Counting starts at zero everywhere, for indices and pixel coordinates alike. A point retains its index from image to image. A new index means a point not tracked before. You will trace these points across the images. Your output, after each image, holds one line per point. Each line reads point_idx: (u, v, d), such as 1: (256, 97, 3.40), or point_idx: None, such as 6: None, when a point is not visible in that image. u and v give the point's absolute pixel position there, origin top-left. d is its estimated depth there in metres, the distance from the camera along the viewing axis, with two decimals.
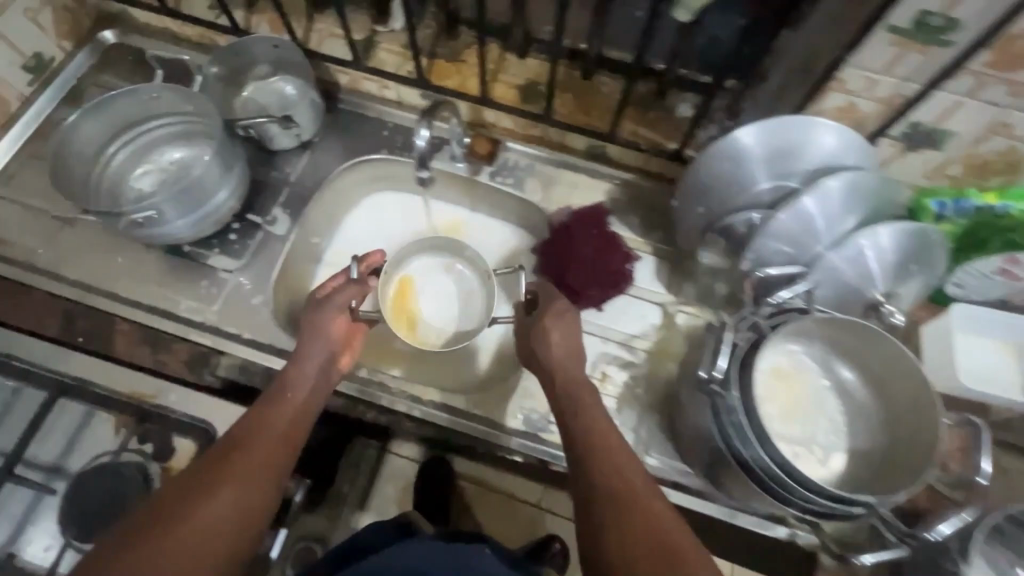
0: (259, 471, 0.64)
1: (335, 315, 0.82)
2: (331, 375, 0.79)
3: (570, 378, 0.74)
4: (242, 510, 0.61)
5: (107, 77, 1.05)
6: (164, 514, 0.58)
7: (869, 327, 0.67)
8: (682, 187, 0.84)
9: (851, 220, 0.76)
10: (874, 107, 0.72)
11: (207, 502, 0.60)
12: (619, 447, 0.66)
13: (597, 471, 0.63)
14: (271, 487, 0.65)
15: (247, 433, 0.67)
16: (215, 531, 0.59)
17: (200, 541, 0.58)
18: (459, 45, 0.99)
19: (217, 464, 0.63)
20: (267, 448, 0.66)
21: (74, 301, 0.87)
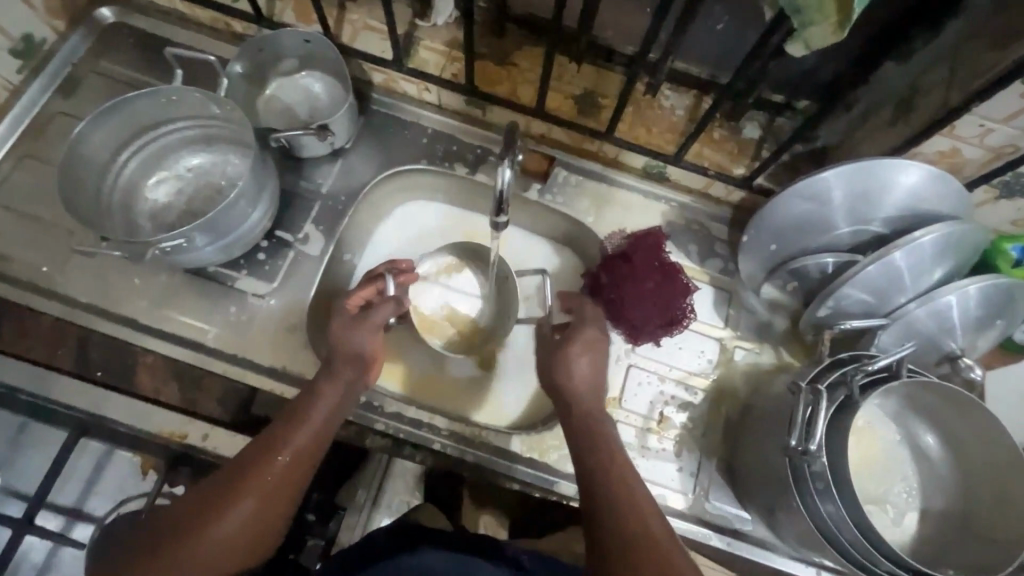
0: (270, 489, 0.62)
1: (372, 333, 0.74)
2: (359, 387, 0.73)
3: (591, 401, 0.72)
4: (252, 527, 0.60)
5: (106, 63, 0.92)
6: (181, 523, 0.59)
7: (963, 397, 0.66)
8: (756, 222, 0.78)
9: (937, 272, 0.73)
10: (981, 155, 0.69)
11: (218, 517, 0.59)
12: (635, 473, 0.65)
13: (606, 490, 0.63)
14: (284, 504, 0.63)
15: (264, 446, 0.64)
16: (224, 547, 0.59)
17: (209, 558, 0.58)
18: (510, 46, 0.90)
19: (232, 475, 0.62)
20: (282, 465, 0.63)
21: (86, 330, 0.79)
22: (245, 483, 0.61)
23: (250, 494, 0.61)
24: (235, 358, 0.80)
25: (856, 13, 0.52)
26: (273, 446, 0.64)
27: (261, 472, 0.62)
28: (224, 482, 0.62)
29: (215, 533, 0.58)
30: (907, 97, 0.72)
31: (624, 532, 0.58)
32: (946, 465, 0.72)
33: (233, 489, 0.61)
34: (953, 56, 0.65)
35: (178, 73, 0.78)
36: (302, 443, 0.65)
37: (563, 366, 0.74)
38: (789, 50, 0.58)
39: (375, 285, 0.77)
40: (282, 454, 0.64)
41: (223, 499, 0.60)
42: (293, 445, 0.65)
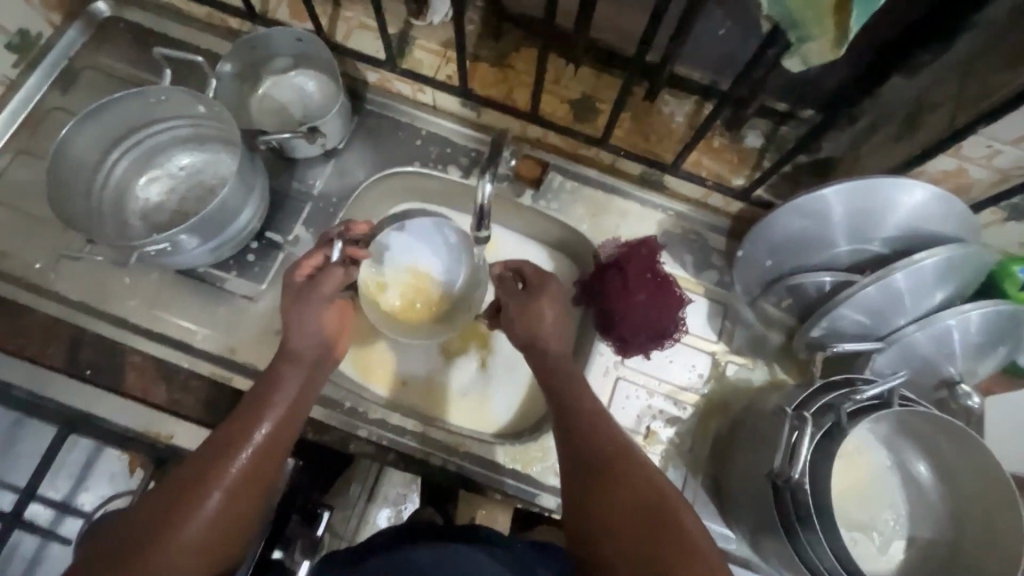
0: (242, 481, 0.61)
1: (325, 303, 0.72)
2: (322, 372, 0.73)
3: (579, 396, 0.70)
4: (229, 521, 0.60)
5: (102, 57, 0.91)
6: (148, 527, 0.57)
7: (960, 432, 0.64)
8: (752, 236, 0.76)
9: (938, 295, 0.70)
10: (988, 176, 0.67)
11: (188, 516, 0.58)
12: (641, 472, 0.62)
13: (614, 496, 0.61)
14: (262, 483, 0.63)
15: (229, 439, 0.63)
16: (199, 546, 0.57)
17: (191, 552, 0.57)
18: (506, 47, 0.87)
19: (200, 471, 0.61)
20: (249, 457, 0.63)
21: (77, 328, 0.80)
22: (213, 477, 0.60)
23: (221, 489, 0.60)
24: (221, 360, 0.81)
25: (853, 31, 0.48)
26: (237, 438, 0.63)
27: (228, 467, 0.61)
28: (192, 483, 0.60)
29: (188, 533, 0.57)
30: (914, 112, 0.69)
31: (638, 541, 0.57)
32: (936, 495, 0.71)
33: (200, 486, 0.59)
34: (964, 73, 0.62)
35: (167, 72, 0.77)
36: (267, 433, 0.65)
37: (528, 314, 0.75)
38: (786, 65, 0.54)
39: (321, 252, 0.73)
40: (247, 447, 0.63)
41: (190, 497, 0.59)
42: (259, 436, 0.64)
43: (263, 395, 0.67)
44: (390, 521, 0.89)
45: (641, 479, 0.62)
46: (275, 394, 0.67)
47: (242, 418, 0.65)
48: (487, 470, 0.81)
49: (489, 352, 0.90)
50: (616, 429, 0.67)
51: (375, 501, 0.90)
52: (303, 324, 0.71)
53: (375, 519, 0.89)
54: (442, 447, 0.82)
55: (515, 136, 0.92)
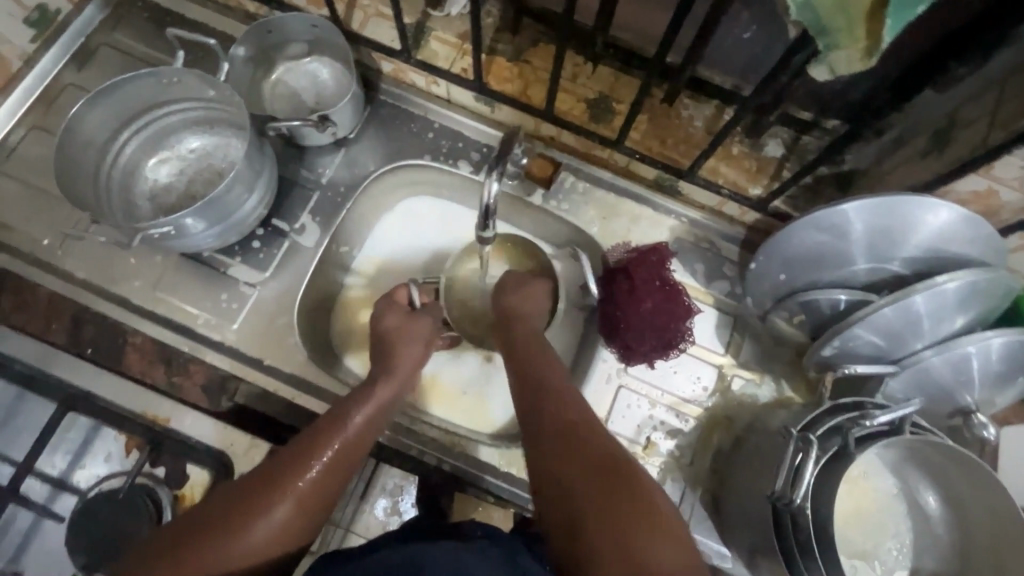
0: (307, 497, 0.60)
1: (425, 320, 0.79)
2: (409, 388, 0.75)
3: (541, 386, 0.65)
4: (286, 538, 0.58)
5: (119, 36, 0.91)
6: (210, 523, 0.56)
7: (976, 467, 0.61)
8: (768, 249, 0.73)
9: (959, 320, 0.67)
10: (1019, 198, 0.64)
11: (249, 527, 0.56)
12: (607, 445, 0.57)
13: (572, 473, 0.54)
14: (330, 493, 0.62)
15: (308, 449, 0.62)
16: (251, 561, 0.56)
17: (253, 554, 0.56)
18: (524, 42, 0.85)
19: (273, 476, 0.60)
20: (321, 471, 0.62)
21: (81, 306, 0.80)
22: (284, 490, 0.59)
23: (288, 503, 0.58)
24: (221, 347, 0.81)
25: (886, 42, 0.45)
26: (315, 449, 0.63)
27: (302, 478, 0.60)
28: (270, 481, 0.60)
29: (244, 546, 0.55)
30: (943, 128, 0.66)
31: (598, 490, 0.52)
32: (945, 529, 0.69)
33: (271, 494, 0.58)
34: (1000, 89, 0.59)
35: (179, 55, 0.77)
36: (346, 445, 0.65)
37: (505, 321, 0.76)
38: (811, 74, 0.52)
39: (403, 289, 0.82)
40: (325, 455, 0.63)
41: (265, 500, 0.58)
42: (335, 449, 0.64)
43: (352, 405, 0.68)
44: None
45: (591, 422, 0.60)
46: (363, 403, 0.68)
47: (325, 427, 0.65)
48: (482, 472, 0.81)
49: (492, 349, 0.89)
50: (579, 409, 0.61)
51: None
52: (408, 336, 0.77)
53: None
54: (437, 446, 0.82)
55: (528, 134, 0.90)
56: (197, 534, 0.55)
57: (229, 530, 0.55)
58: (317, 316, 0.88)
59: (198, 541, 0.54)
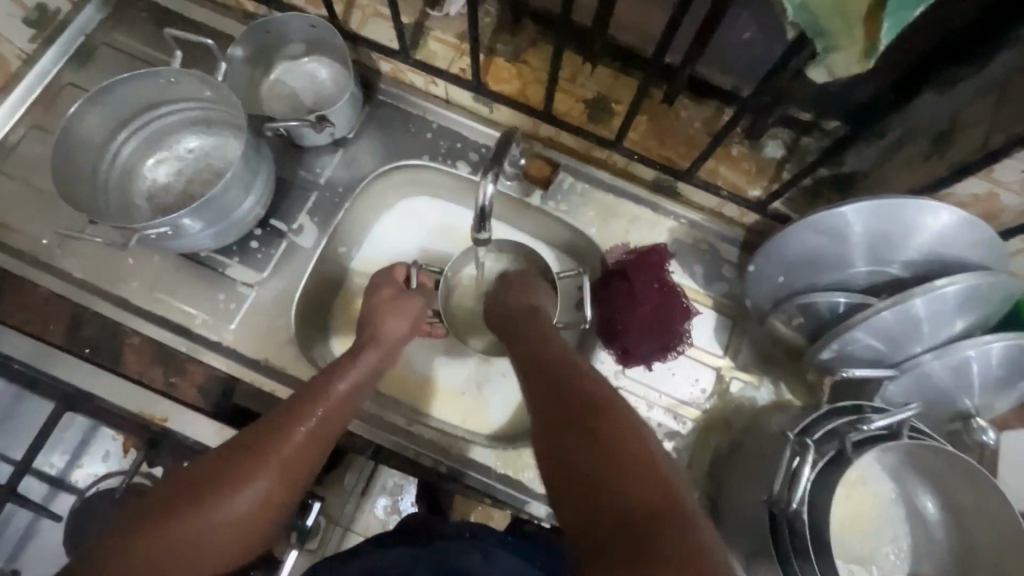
0: (289, 468, 0.61)
1: (413, 300, 0.79)
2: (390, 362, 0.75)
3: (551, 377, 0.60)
4: (270, 508, 0.59)
5: (118, 35, 0.91)
6: (191, 490, 0.56)
7: (975, 472, 0.61)
8: (767, 251, 0.73)
9: (959, 323, 0.67)
10: (1020, 202, 0.63)
11: (230, 498, 0.57)
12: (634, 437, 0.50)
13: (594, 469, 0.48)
14: (311, 461, 0.63)
15: (289, 420, 0.63)
16: (235, 531, 0.57)
17: (235, 519, 0.57)
18: (523, 42, 0.85)
19: (256, 447, 0.60)
20: (302, 442, 0.62)
21: (80, 306, 0.80)
22: (265, 460, 0.60)
23: (269, 472, 0.59)
24: (219, 347, 0.81)
25: (882, 45, 0.45)
26: (297, 421, 0.63)
27: (283, 448, 0.61)
28: (250, 450, 0.60)
29: (227, 516, 0.56)
30: (944, 130, 0.65)
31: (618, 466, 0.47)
32: (944, 534, 0.69)
33: (250, 465, 0.59)
34: (1001, 91, 0.59)
35: (177, 55, 0.77)
36: (326, 414, 0.65)
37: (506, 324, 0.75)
38: (809, 75, 0.51)
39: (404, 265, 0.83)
40: (304, 425, 0.63)
41: (245, 468, 0.59)
42: (315, 420, 0.64)
43: (330, 377, 0.68)
44: (386, 510, 0.94)
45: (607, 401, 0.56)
46: (341, 376, 0.69)
47: (304, 397, 0.65)
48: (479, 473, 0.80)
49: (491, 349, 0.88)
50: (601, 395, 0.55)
51: (371, 494, 0.94)
52: (392, 313, 0.77)
53: (371, 507, 0.94)
54: (434, 447, 0.81)
55: (527, 135, 0.90)
56: (178, 500, 0.56)
57: (211, 498, 0.56)
58: (315, 316, 0.88)
59: (179, 510, 0.55)
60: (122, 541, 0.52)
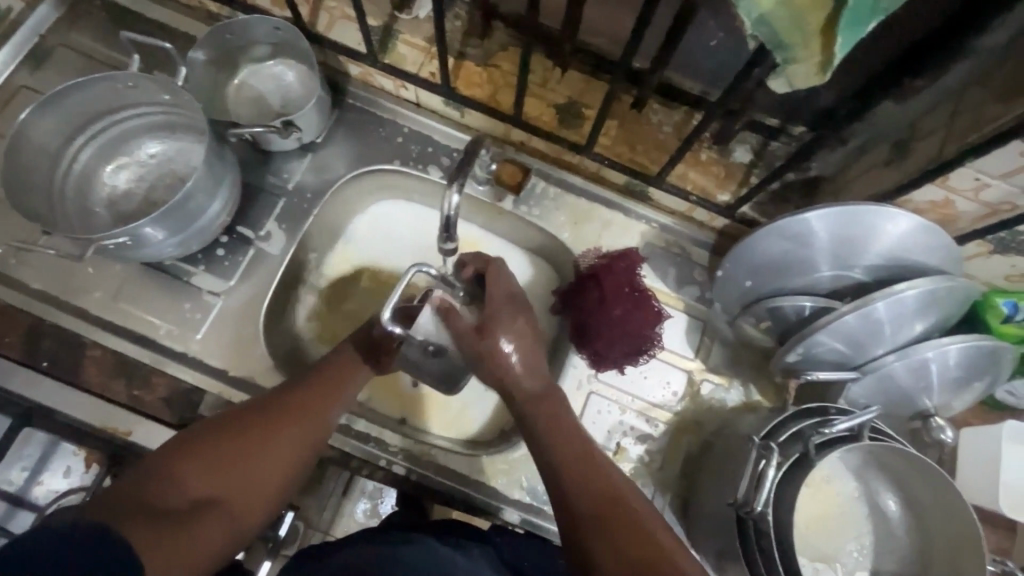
0: (318, 416, 0.66)
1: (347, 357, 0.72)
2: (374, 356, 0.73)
3: (564, 456, 0.60)
4: (299, 453, 0.64)
5: (75, 35, 0.88)
6: (217, 439, 0.60)
7: (936, 473, 0.63)
8: (735, 256, 0.74)
9: (918, 326, 0.68)
10: (976, 210, 0.65)
11: (268, 437, 0.62)
12: (644, 524, 0.54)
13: (606, 546, 0.53)
14: (324, 430, 0.67)
15: (299, 395, 0.67)
16: (271, 469, 0.62)
17: (251, 475, 0.60)
18: (493, 46, 0.85)
19: (292, 396, 0.67)
20: (331, 395, 0.68)
21: (38, 317, 0.78)
22: (301, 406, 0.66)
23: (306, 417, 0.65)
24: (185, 358, 0.79)
25: (837, 58, 0.45)
26: (327, 380, 0.69)
27: (294, 415, 0.65)
28: (269, 412, 0.64)
29: (265, 452, 0.62)
30: (904, 138, 0.67)
31: (610, 541, 0.53)
32: (905, 530, 0.71)
33: (265, 427, 0.63)
34: (957, 101, 0.60)
35: (134, 58, 0.74)
36: (334, 389, 0.69)
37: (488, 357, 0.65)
38: (770, 85, 0.51)
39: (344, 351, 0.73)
40: (313, 398, 0.67)
41: (262, 428, 0.63)
42: (342, 381, 0.70)
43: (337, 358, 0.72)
44: (366, 514, 0.91)
45: (597, 472, 0.59)
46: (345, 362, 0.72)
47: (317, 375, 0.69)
48: (456, 482, 0.80)
49: None
50: (610, 472, 0.59)
51: (351, 496, 0.91)
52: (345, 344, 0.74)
53: (352, 511, 0.91)
54: (407, 457, 0.80)
55: (499, 139, 0.90)
56: (226, 431, 0.61)
57: (255, 436, 0.62)
58: (285, 324, 0.87)
59: (228, 440, 0.60)
60: (175, 459, 0.58)
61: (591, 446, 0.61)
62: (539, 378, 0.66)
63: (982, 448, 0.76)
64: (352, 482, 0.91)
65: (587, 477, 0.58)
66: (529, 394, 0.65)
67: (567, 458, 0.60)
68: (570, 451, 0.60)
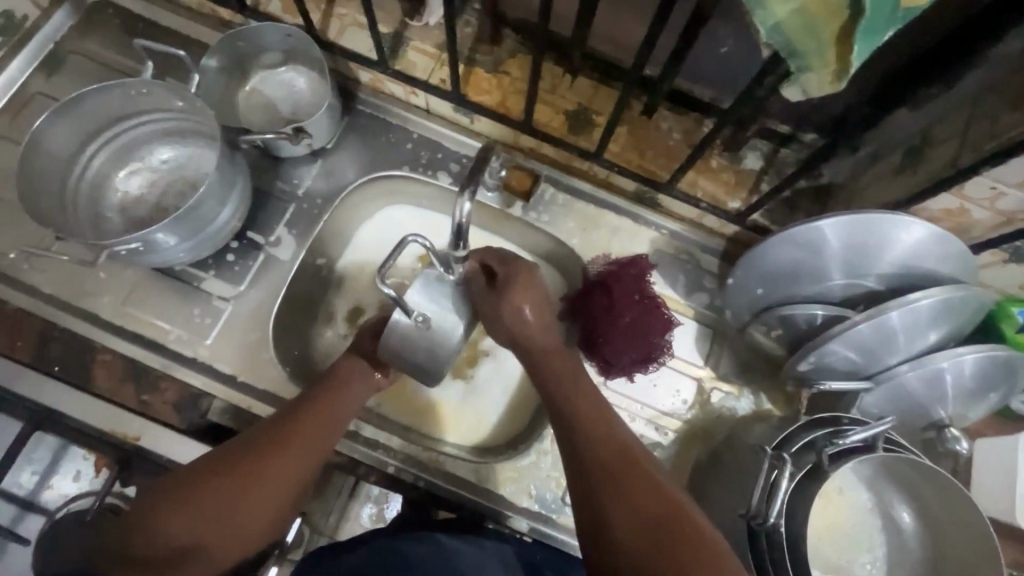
0: (305, 450, 0.66)
1: (348, 359, 0.73)
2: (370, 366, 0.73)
3: (589, 426, 0.62)
4: (287, 490, 0.64)
5: (89, 42, 0.89)
6: (200, 482, 0.61)
7: (953, 485, 0.62)
8: (746, 265, 0.73)
9: (932, 336, 0.68)
10: (989, 218, 0.64)
11: (256, 477, 0.63)
12: (647, 479, 0.56)
13: (611, 503, 0.55)
14: (310, 467, 0.66)
15: (285, 431, 0.66)
16: (259, 508, 0.62)
17: (238, 518, 0.61)
18: (503, 53, 0.85)
19: (279, 431, 0.66)
20: (316, 425, 0.67)
21: (50, 322, 0.79)
22: (289, 441, 0.65)
23: (293, 451, 0.65)
24: (194, 363, 0.80)
25: (853, 68, 0.45)
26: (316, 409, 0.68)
27: (280, 452, 0.64)
28: (254, 451, 0.64)
29: (252, 492, 0.62)
30: (916, 146, 0.67)
31: (636, 511, 0.54)
32: (919, 543, 0.70)
33: (251, 467, 0.63)
34: (971, 109, 0.60)
35: (148, 65, 0.75)
36: (319, 423, 0.67)
37: (502, 311, 0.68)
38: (783, 93, 0.51)
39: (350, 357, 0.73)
40: (298, 434, 0.66)
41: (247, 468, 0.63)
42: (331, 411, 0.69)
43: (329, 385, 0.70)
44: (372, 519, 0.88)
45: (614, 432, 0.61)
46: (335, 389, 0.70)
47: (304, 408, 0.68)
48: (465, 489, 0.79)
49: (474, 355, 0.89)
50: (621, 431, 0.61)
51: (358, 499, 0.88)
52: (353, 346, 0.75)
53: (357, 515, 0.88)
54: (415, 463, 0.80)
55: (508, 145, 0.90)
56: (211, 473, 0.62)
57: (243, 477, 0.62)
58: (294, 330, 0.87)
59: (214, 484, 0.61)
60: (159, 508, 0.59)
61: (599, 399, 0.65)
62: (552, 337, 0.70)
63: (998, 459, 0.75)
64: (358, 485, 0.88)
65: (599, 432, 0.61)
66: (546, 351, 0.69)
67: (579, 414, 0.63)
68: (578, 404, 0.64)
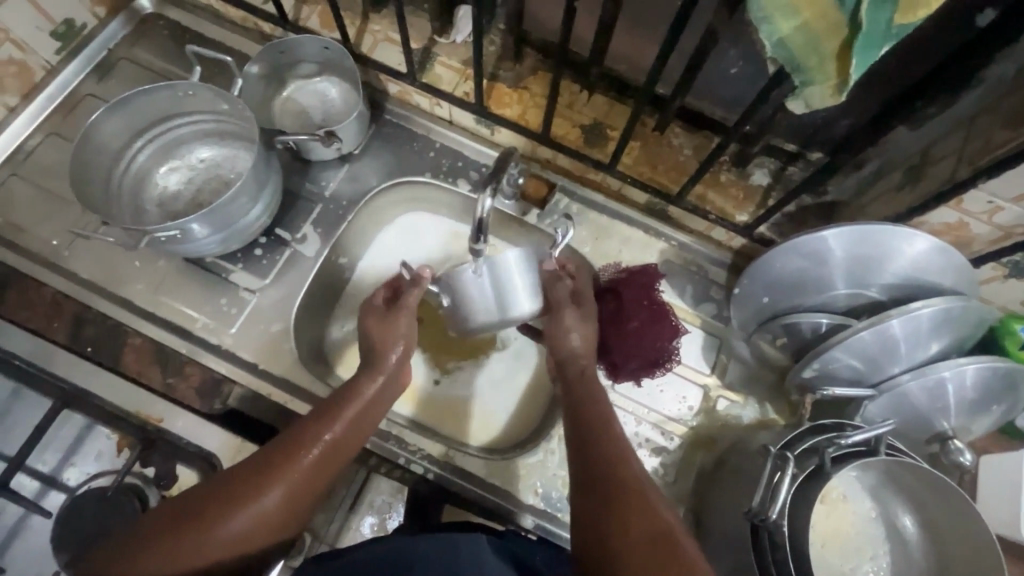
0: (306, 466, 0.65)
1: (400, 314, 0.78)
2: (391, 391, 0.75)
3: (611, 450, 0.65)
4: (275, 519, 0.62)
5: (140, 51, 0.95)
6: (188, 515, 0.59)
7: (952, 491, 0.62)
8: (753, 275, 0.76)
9: (934, 346, 0.69)
10: (989, 232, 0.67)
11: (245, 503, 0.61)
12: (653, 508, 0.57)
13: (616, 524, 0.57)
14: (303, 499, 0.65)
15: (279, 458, 0.64)
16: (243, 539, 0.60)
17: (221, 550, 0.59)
18: (524, 70, 0.90)
19: (268, 462, 0.64)
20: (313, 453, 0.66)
21: (86, 305, 0.83)
22: (271, 472, 0.63)
23: (287, 472, 0.64)
24: (219, 350, 0.83)
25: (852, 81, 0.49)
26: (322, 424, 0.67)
27: (270, 483, 0.63)
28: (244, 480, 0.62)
29: (235, 527, 0.60)
30: (916, 164, 0.70)
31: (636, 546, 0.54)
32: (922, 553, 0.70)
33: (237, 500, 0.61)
34: (967, 127, 0.64)
35: (196, 69, 0.80)
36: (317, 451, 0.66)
37: (556, 334, 0.77)
38: (788, 106, 0.55)
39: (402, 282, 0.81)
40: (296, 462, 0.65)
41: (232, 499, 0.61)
42: (337, 425, 0.68)
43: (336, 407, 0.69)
44: (374, 530, 0.83)
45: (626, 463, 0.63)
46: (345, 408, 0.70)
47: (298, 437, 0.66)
48: (484, 489, 0.81)
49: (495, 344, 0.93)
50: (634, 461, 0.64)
51: (359, 510, 0.83)
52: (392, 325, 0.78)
53: (358, 526, 0.83)
54: (426, 456, 0.82)
55: (525, 156, 0.94)
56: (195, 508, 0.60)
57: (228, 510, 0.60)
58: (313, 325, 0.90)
59: (199, 522, 0.59)
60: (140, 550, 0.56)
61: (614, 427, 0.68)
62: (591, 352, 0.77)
63: (1001, 475, 0.76)
64: (367, 482, 0.84)
65: (608, 459, 0.64)
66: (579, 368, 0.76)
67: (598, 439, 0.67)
68: (598, 423, 0.69)
